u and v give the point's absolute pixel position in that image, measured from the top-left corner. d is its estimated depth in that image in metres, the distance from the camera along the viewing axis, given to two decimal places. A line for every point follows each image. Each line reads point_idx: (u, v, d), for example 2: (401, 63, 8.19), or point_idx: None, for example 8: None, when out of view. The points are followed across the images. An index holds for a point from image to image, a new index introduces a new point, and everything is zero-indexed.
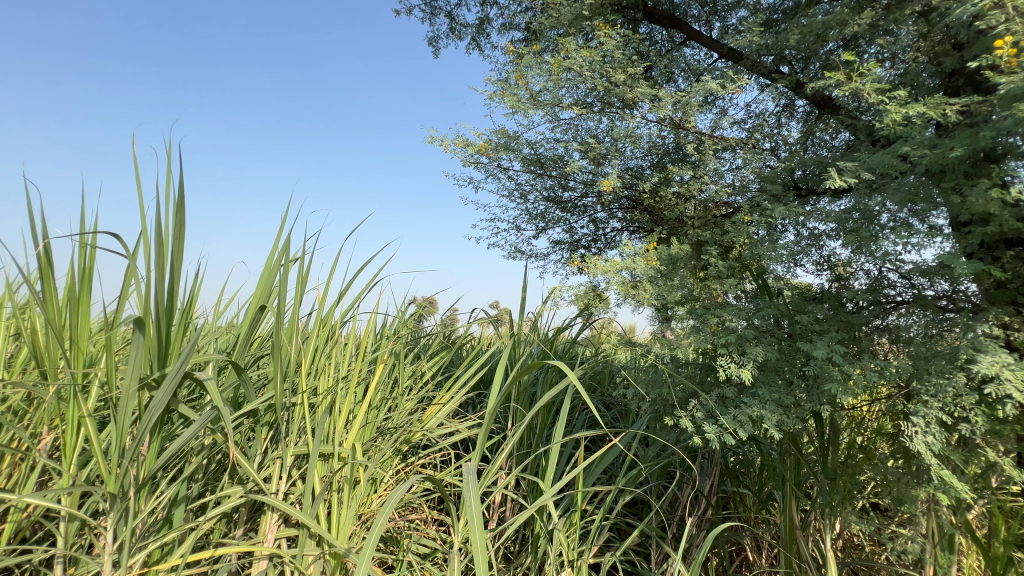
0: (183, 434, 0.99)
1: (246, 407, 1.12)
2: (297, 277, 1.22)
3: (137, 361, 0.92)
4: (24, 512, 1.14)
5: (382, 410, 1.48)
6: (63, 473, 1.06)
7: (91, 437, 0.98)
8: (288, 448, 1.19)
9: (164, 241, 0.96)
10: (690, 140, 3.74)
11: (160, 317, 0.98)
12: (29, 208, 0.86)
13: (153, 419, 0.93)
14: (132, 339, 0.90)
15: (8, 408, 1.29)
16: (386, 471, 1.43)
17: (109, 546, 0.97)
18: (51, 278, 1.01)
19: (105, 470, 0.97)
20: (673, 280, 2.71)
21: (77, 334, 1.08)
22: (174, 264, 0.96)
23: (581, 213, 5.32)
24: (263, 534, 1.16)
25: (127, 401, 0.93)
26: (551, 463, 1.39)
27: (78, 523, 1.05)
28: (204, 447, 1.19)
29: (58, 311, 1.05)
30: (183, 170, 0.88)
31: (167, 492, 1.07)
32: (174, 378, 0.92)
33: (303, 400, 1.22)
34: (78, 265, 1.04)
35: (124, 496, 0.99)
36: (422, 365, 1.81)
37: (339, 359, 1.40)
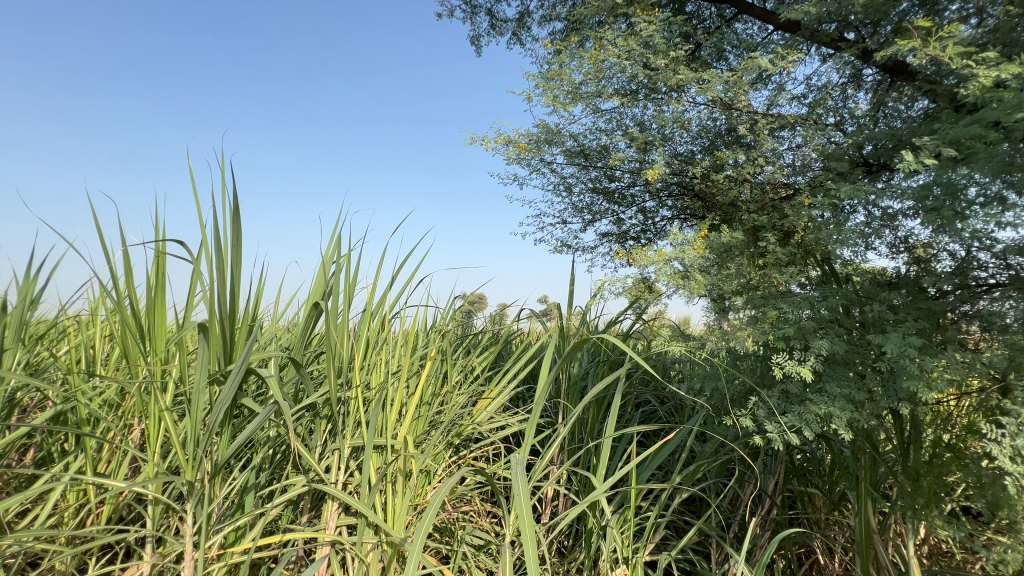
0: (249, 426, 1.05)
1: (305, 401, 1.17)
2: (347, 275, 1.26)
3: (205, 359, 0.99)
4: (119, 496, 1.25)
5: (433, 405, 1.51)
6: (149, 461, 1.16)
7: (170, 429, 1.06)
8: (346, 440, 1.24)
9: (224, 248, 1.02)
10: (743, 121, 3.55)
11: (225, 317, 1.05)
12: (108, 224, 0.95)
13: (221, 412, 1.00)
14: (199, 339, 0.96)
15: (104, 403, 1.43)
16: (439, 463, 1.46)
17: (189, 530, 1.05)
18: (131, 286, 1.11)
19: (183, 459, 1.04)
20: (729, 269, 2.59)
21: (155, 335, 1.19)
22: (233, 268, 1.03)
23: (629, 203, 5.19)
24: (325, 522, 1.22)
25: (199, 395, 1.00)
26: (603, 458, 1.35)
27: (163, 506, 1.15)
28: (270, 439, 1.26)
29: (137, 315, 1.14)
30: (235, 180, 0.94)
31: (238, 481, 1.15)
32: (237, 374, 0.98)
33: (357, 394, 1.27)
34: (152, 273, 1.13)
35: (201, 483, 1.06)
36: (472, 360, 1.82)
37: (390, 355, 1.43)
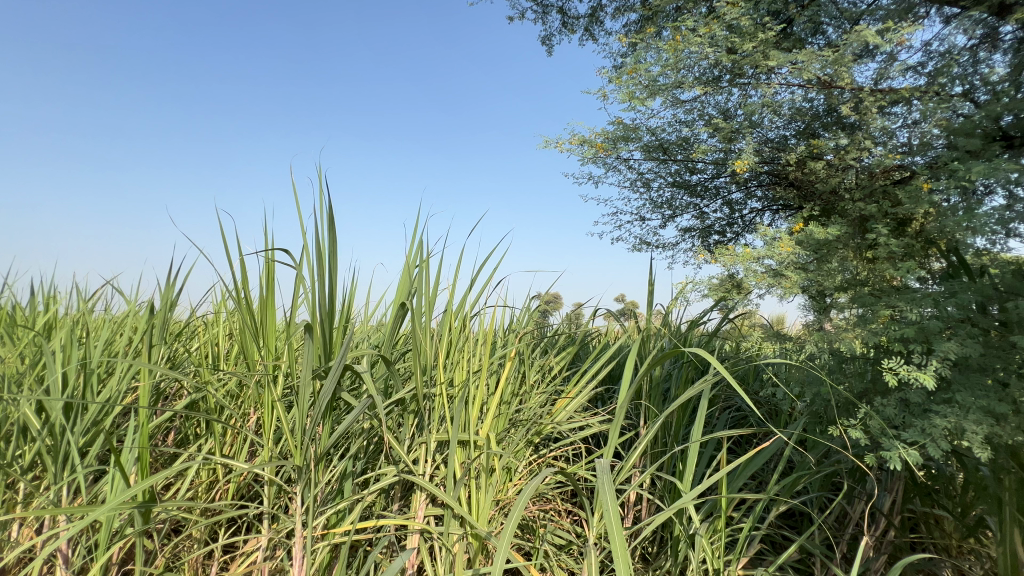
0: (347, 418, 1.14)
1: (395, 396, 1.25)
2: (429, 278, 1.32)
3: (309, 356, 1.09)
4: (241, 475, 1.42)
5: (513, 403, 1.54)
6: (264, 446, 1.30)
7: (282, 417, 1.18)
8: (432, 434, 1.31)
9: (323, 253, 1.12)
10: (846, 100, 3.21)
11: (325, 317, 1.14)
12: (227, 235, 1.08)
13: (324, 404, 1.10)
14: (305, 337, 1.07)
15: (228, 393, 1.62)
16: (520, 461, 1.48)
17: (298, 510, 1.17)
18: (246, 289, 1.25)
19: (292, 446, 1.16)
20: (831, 264, 2.36)
21: (267, 333, 1.33)
22: (331, 272, 1.12)
23: (713, 196, 4.91)
24: (415, 511, 1.29)
25: (305, 388, 1.11)
26: (690, 464, 1.29)
27: (276, 487, 1.28)
28: (365, 430, 1.36)
29: (251, 315, 1.29)
30: (332, 191, 1.03)
31: (338, 468, 1.25)
32: (336, 370, 1.07)
33: (442, 391, 1.32)
34: (263, 277, 1.27)
35: (307, 468, 1.17)
36: (550, 360, 1.83)
37: (471, 354, 1.47)
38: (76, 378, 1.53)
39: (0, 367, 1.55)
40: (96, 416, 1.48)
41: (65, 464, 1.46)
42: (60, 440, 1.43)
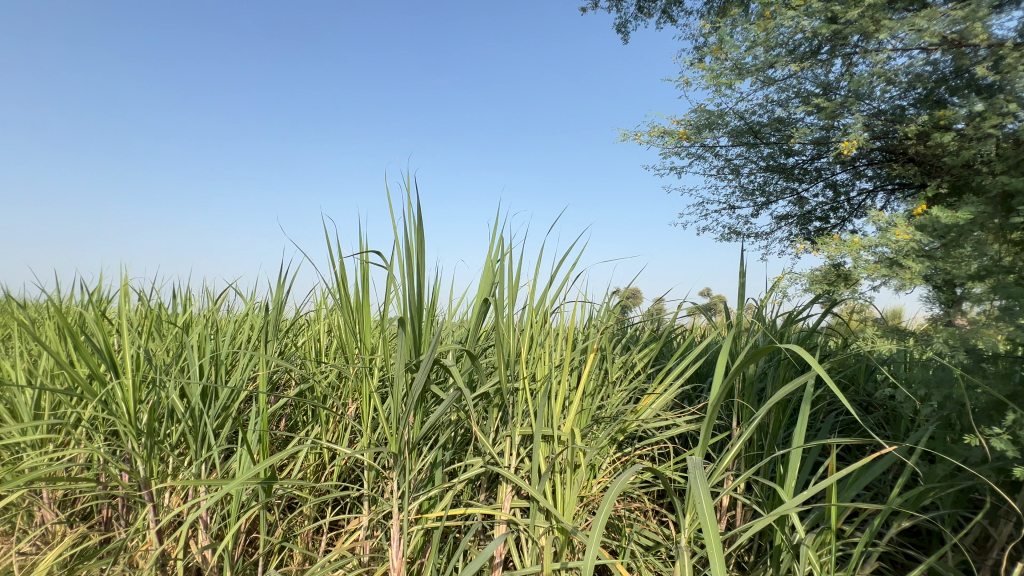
0: (437, 410, 1.20)
1: (480, 390, 1.29)
2: (510, 273, 1.34)
3: (402, 350, 1.17)
4: (343, 460, 1.55)
5: (596, 399, 1.52)
6: (363, 433, 1.41)
7: (379, 408, 1.27)
8: (516, 428, 1.34)
9: (411, 254, 1.19)
10: (980, 59, 2.77)
11: (414, 314, 1.21)
12: (330, 240, 1.20)
13: (416, 395, 1.16)
14: (398, 333, 1.14)
15: (330, 384, 1.78)
16: (604, 458, 1.46)
17: (395, 494, 1.25)
18: (345, 289, 1.37)
19: (389, 434, 1.25)
20: (964, 249, 2.05)
21: (363, 330, 1.44)
22: (418, 270, 1.19)
23: (813, 178, 4.47)
24: (501, 501, 1.33)
25: (399, 380, 1.18)
26: (792, 469, 1.19)
27: (374, 472, 1.39)
28: (452, 422, 1.42)
29: (349, 313, 1.41)
30: (418, 194, 1.09)
31: (430, 457, 1.32)
32: (426, 365, 1.13)
33: (524, 386, 1.35)
34: (359, 277, 1.38)
35: (402, 455, 1.25)
36: (632, 356, 1.78)
37: (552, 348, 1.48)
38: (209, 369, 1.77)
39: (153, 359, 1.84)
40: (225, 402, 1.70)
41: (202, 443, 1.69)
42: (198, 422, 1.66)
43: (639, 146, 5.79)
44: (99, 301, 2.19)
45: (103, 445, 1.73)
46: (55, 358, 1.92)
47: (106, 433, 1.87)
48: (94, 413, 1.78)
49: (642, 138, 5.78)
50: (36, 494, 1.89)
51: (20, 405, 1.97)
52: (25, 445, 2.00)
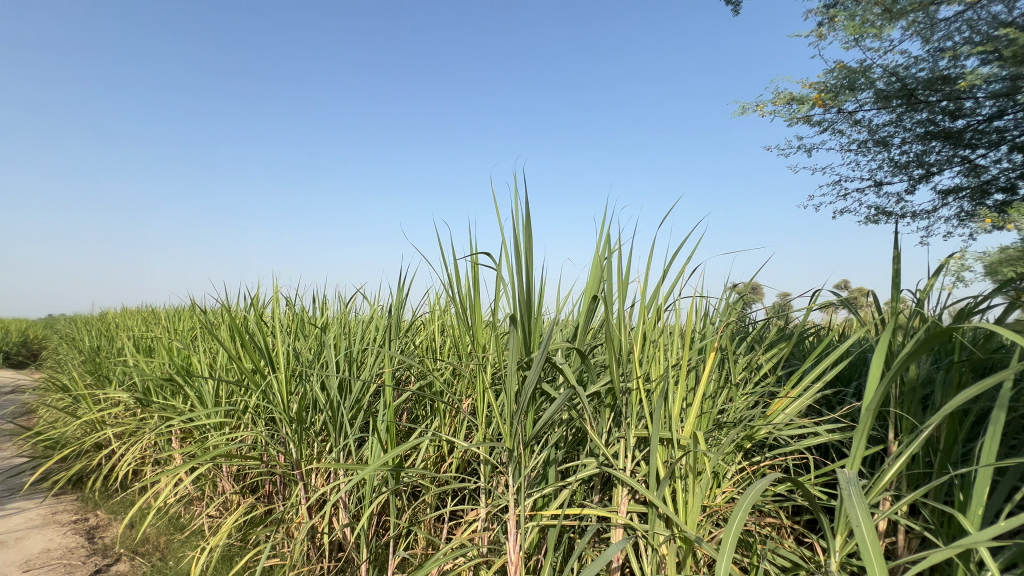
0: (550, 408, 1.20)
1: (593, 389, 1.27)
2: (619, 269, 1.29)
3: (514, 348, 1.19)
4: (461, 452, 1.64)
5: (718, 403, 1.41)
6: (479, 428, 1.47)
7: (494, 404, 1.31)
8: (631, 428, 1.29)
9: (520, 254, 1.22)
10: None
11: (524, 313, 1.23)
12: (446, 244, 1.28)
13: (528, 394, 1.18)
14: (510, 331, 1.17)
15: (447, 380, 1.89)
16: (729, 466, 1.35)
17: (511, 488, 1.29)
18: (459, 291, 1.44)
19: (503, 430, 1.29)
20: None
21: (476, 329, 1.50)
22: (528, 269, 1.21)
23: (994, 141, 3.67)
24: (617, 504, 1.29)
25: (512, 377, 1.21)
26: (978, 495, 0.98)
27: (490, 466, 1.44)
28: (564, 421, 1.42)
29: (463, 313, 1.48)
30: (526, 195, 1.12)
31: (543, 454, 1.34)
32: (538, 364, 1.13)
33: (639, 386, 1.29)
34: (471, 279, 1.45)
35: (517, 452, 1.28)
36: (758, 355, 1.62)
37: (667, 347, 1.40)
38: (344, 365, 1.98)
39: (300, 356, 2.11)
40: (359, 395, 1.89)
41: (341, 431, 1.89)
42: (337, 412, 1.86)
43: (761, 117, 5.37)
44: (259, 306, 2.58)
45: (265, 430, 2.02)
46: (229, 355, 2.30)
47: (267, 419, 2.19)
48: (257, 402, 2.10)
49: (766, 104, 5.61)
50: (218, 468, 2.27)
51: (205, 393, 2.39)
52: (209, 427, 2.42)
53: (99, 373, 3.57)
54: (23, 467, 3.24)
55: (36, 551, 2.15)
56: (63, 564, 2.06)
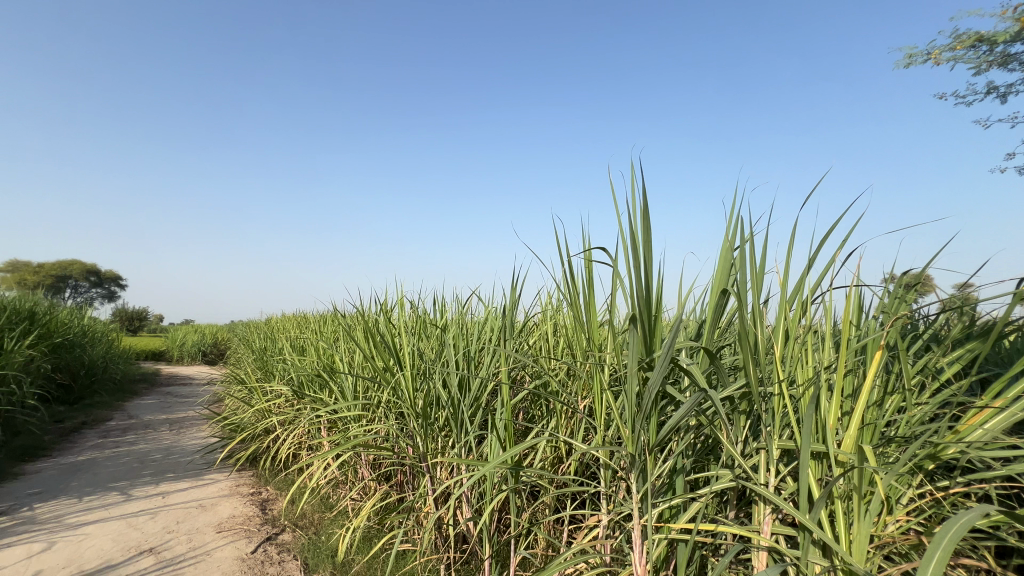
0: (676, 413, 1.11)
1: (725, 394, 1.14)
2: (753, 259, 1.15)
3: (634, 348, 1.12)
4: (579, 455, 1.60)
5: (887, 414, 1.18)
6: (598, 431, 1.42)
7: (613, 407, 1.25)
8: (774, 440, 1.14)
9: (638, 248, 1.14)
10: None
11: (645, 311, 1.15)
12: (559, 241, 1.26)
13: (652, 396, 1.09)
14: (629, 330, 1.10)
15: (562, 380, 1.86)
16: (906, 492, 1.12)
17: (634, 497, 1.23)
18: (573, 290, 1.41)
19: (625, 435, 1.22)
20: None
21: (592, 328, 1.46)
22: (648, 263, 1.13)
23: None
24: (759, 524, 1.15)
25: (632, 379, 1.14)
26: None
27: (610, 471, 1.39)
28: (691, 428, 1.31)
29: (578, 312, 1.45)
30: (643, 183, 1.05)
31: (668, 463, 1.25)
32: (662, 365, 1.05)
33: (782, 391, 1.13)
34: (585, 276, 1.41)
35: (640, 458, 1.21)
36: (941, 357, 1.33)
37: (816, 347, 1.21)
38: (463, 364, 2.07)
39: (424, 354, 2.25)
40: (477, 393, 1.95)
41: (462, 427, 1.98)
42: (458, 408, 1.95)
43: (937, 66, 4.54)
44: (387, 310, 2.81)
45: (395, 423, 2.19)
46: (364, 354, 2.53)
47: (397, 413, 2.37)
48: (389, 397, 2.28)
49: (943, 51, 4.85)
50: (358, 456, 2.52)
51: (346, 388, 2.67)
52: (350, 418, 2.70)
53: (266, 369, 4.20)
54: (214, 445, 3.94)
55: (224, 517, 2.58)
56: (243, 529, 2.44)
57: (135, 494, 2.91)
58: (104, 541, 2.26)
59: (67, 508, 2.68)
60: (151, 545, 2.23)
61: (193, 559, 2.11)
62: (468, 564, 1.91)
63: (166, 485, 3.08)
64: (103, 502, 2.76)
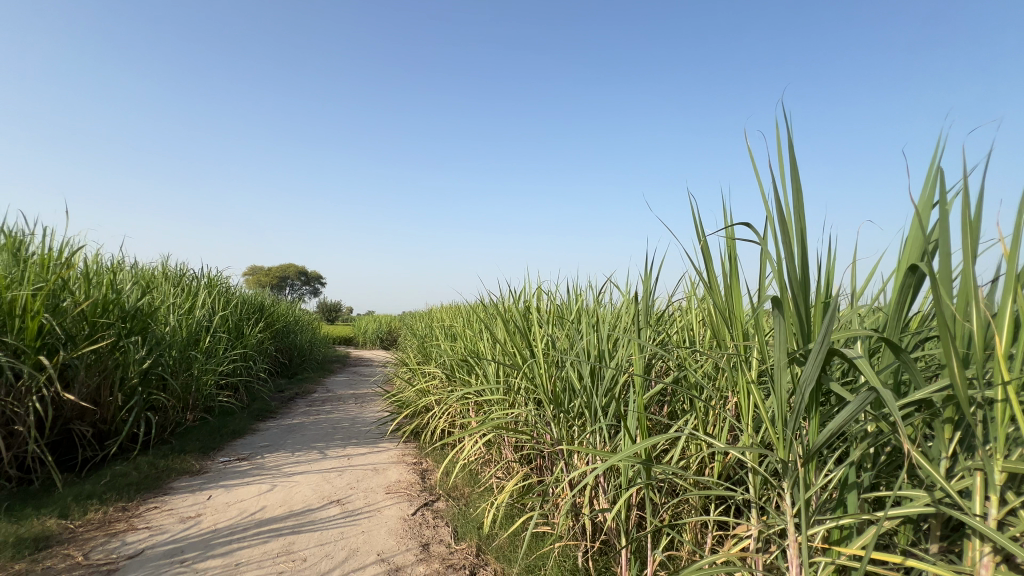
0: (841, 415, 0.92)
1: (916, 396, 0.91)
2: (958, 223, 0.88)
3: (782, 335, 0.96)
4: (725, 457, 1.45)
5: None
6: (745, 431, 1.26)
7: (761, 404, 1.10)
8: (996, 461, 0.86)
9: (788, 219, 0.98)
10: None
11: (798, 294, 0.98)
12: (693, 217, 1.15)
13: (806, 394, 0.93)
14: (774, 315, 0.96)
15: (705, 373, 1.70)
16: None
17: (789, 509, 1.07)
18: (712, 271, 1.27)
19: (775, 436, 1.07)
20: None
21: (736, 315, 1.30)
22: (800, 237, 0.95)
23: None
24: (972, 565, 0.89)
25: (782, 372, 0.98)
26: None
27: (762, 477, 1.23)
28: (869, 435, 1.08)
29: (719, 296, 1.30)
30: (790, 142, 0.89)
31: (835, 474, 1.05)
32: (818, 357, 0.88)
33: (1008, 398, 0.85)
34: (726, 256, 1.26)
35: (795, 466, 1.05)
36: None
37: None
38: (597, 352, 2.03)
39: (558, 343, 2.28)
40: (611, 382, 1.89)
41: (596, 417, 1.95)
42: (591, 398, 1.92)
43: None
44: (524, 300, 2.90)
45: (532, 408, 2.26)
46: (503, 342, 2.66)
47: (534, 400, 2.44)
48: (526, 383, 2.37)
49: None
50: (500, 437, 2.67)
51: (489, 373, 2.85)
52: (493, 402, 2.87)
53: (425, 354, 4.70)
54: (386, 418, 4.56)
55: (392, 481, 2.97)
56: (406, 493, 2.78)
57: (329, 454, 3.53)
58: (306, 489, 2.79)
59: (285, 460, 3.38)
60: (338, 496, 2.69)
61: (367, 514, 2.48)
62: (604, 555, 1.88)
63: (351, 449, 3.68)
64: (307, 458, 3.42)
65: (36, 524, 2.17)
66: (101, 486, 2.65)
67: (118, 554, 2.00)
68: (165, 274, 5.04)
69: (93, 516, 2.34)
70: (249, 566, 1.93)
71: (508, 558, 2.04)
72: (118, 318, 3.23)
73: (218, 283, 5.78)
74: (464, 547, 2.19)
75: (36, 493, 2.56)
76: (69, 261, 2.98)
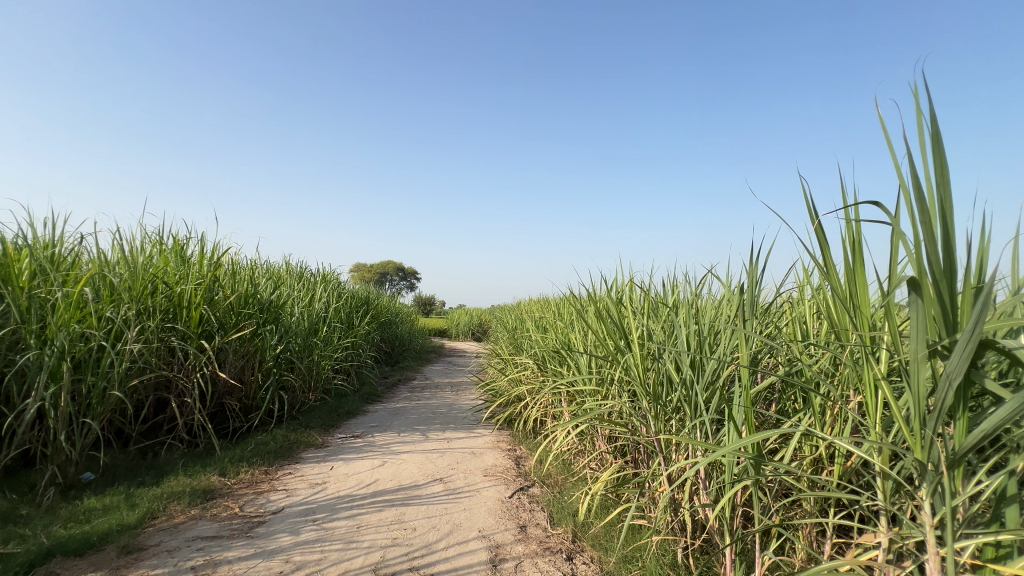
0: (998, 414, 0.81)
1: None
2: None
3: (921, 323, 0.87)
4: (847, 458, 1.33)
5: None
6: (872, 431, 1.15)
7: (892, 400, 1.00)
8: None
9: (930, 195, 0.87)
10: None
11: (940, 278, 0.87)
12: (811, 196, 1.07)
13: (951, 389, 0.83)
14: (912, 300, 0.86)
15: (822, 369, 1.57)
16: None
17: (928, 519, 0.96)
18: (831, 257, 1.17)
19: (910, 436, 0.96)
20: None
21: (858, 304, 1.19)
22: (944, 214, 0.85)
23: None
24: None
25: (920, 365, 0.89)
26: None
27: (893, 483, 1.11)
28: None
29: (840, 283, 1.20)
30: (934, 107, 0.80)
31: (990, 483, 0.92)
32: (967, 347, 0.78)
33: None
34: (849, 239, 1.15)
35: (936, 471, 0.94)
36: None
37: None
38: (696, 344, 1.96)
39: (654, 335, 2.23)
40: (712, 376, 1.81)
41: (697, 411, 1.88)
42: (692, 391, 1.86)
43: None
44: (617, 292, 2.86)
45: (628, 400, 2.25)
46: (595, 334, 2.65)
47: (629, 392, 2.40)
48: (621, 375, 2.35)
49: None
50: (594, 429, 2.67)
51: (581, 364, 2.86)
52: (586, 393, 2.88)
53: (516, 346, 4.83)
54: (481, 406, 4.76)
55: (489, 465, 3.11)
56: (503, 477, 2.90)
57: (430, 436, 3.78)
58: (412, 467, 3.03)
59: (392, 440, 3.69)
60: (441, 475, 2.88)
61: (467, 493, 2.64)
62: (707, 554, 1.81)
63: (450, 433, 3.91)
64: (412, 439, 3.70)
65: (204, 479, 2.62)
66: (248, 451, 3.10)
67: (265, 509, 2.35)
68: (290, 271, 5.72)
69: (244, 476, 2.76)
70: (369, 529, 2.16)
71: (606, 548, 2.06)
72: (257, 309, 3.75)
73: (331, 279, 6.42)
74: (561, 532, 2.24)
75: (201, 454, 3.08)
76: (219, 261, 3.50)
